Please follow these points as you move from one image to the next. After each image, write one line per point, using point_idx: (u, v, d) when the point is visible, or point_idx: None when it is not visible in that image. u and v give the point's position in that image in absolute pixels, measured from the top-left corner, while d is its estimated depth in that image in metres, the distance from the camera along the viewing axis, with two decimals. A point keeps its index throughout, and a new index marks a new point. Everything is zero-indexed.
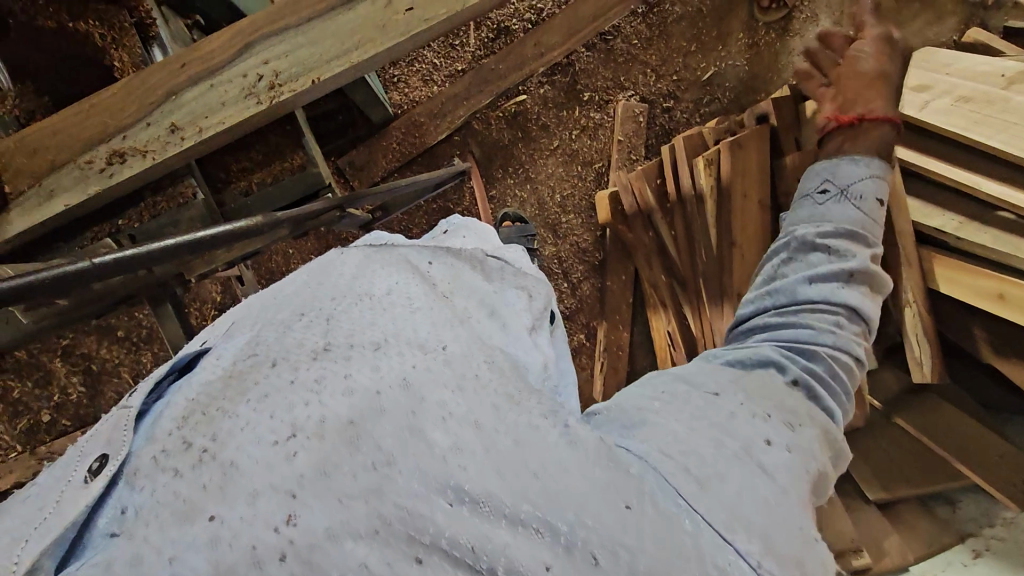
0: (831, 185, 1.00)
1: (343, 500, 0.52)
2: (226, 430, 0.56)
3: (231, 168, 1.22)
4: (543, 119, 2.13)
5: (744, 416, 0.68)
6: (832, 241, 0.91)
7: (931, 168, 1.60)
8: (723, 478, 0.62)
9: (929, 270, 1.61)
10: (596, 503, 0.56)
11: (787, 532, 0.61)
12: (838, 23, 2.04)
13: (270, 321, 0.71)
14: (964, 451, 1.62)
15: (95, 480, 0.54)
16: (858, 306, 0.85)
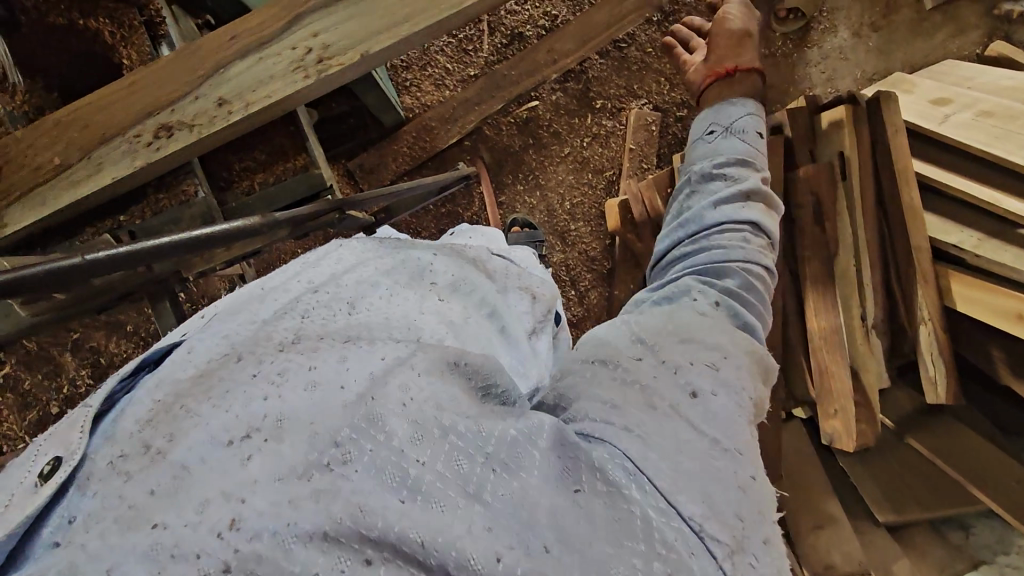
0: (718, 128, 1.09)
1: (291, 500, 0.50)
2: (184, 430, 0.55)
3: (233, 168, 1.23)
4: (554, 126, 2.12)
5: (667, 375, 0.64)
6: (727, 169, 1.00)
7: (953, 183, 1.57)
8: (667, 442, 0.57)
9: (945, 286, 1.56)
10: (546, 496, 0.53)
11: (730, 498, 0.56)
12: (858, 36, 2.14)
13: (244, 312, 0.70)
14: (978, 474, 1.59)
15: (45, 484, 0.51)
16: (758, 221, 0.92)
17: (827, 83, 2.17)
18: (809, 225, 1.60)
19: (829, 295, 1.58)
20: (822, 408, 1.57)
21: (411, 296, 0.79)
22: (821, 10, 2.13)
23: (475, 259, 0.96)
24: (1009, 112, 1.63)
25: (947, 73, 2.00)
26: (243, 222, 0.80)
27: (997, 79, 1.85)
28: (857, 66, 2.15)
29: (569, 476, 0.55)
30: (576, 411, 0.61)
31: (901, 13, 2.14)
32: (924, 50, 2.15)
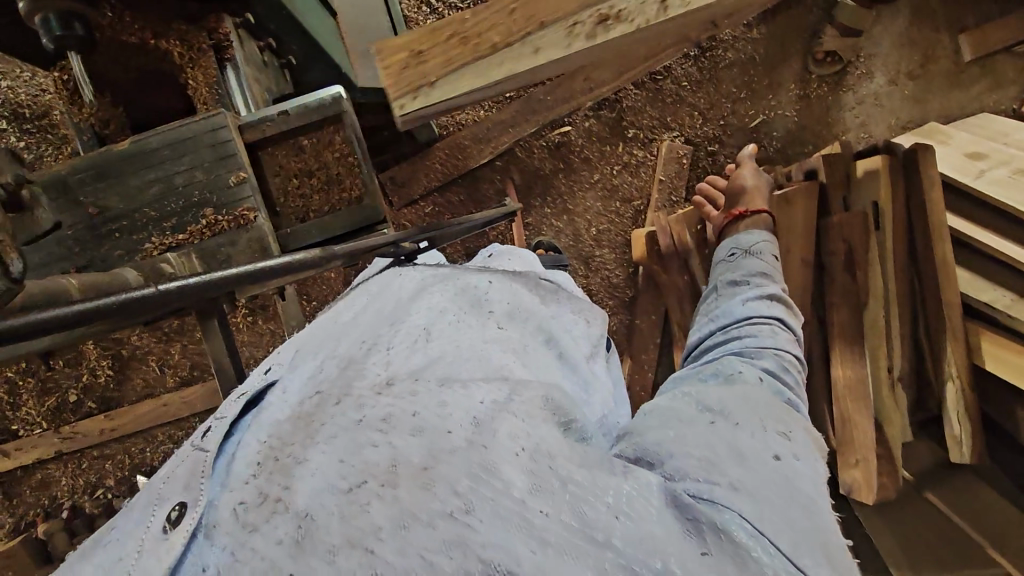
0: (737, 251, 1.29)
1: (422, 552, 0.49)
2: (300, 477, 0.54)
3: (289, 190, 1.13)
4: (585, 153, 2.13)
5: (756, 438, 0.65)
6: (752, 280, 1.13)
7: (984, 241, 1.57)
8: (767, 502, 0.58)
9: (974, 344, 1.54)
10: (670, 549, 0.53)
11: (840, 562, 0.57)
12: (894, 83, 2.14)
13: (331, 354, 0.73)
14: (998, 536, 1.56)
15: (175, 531, 0.53)
16: (782, 318, 1.01)
17: (860, 127, 2.17)
18: (841, 274, 1.59)
19: (857, 344, 1.57)
20: (843, 458, 1.56)
21: (481, 325, 0.81)
22: (858, 55, 2.13)
23: (515, 284, 0.96)
24: None
25: (983, 126, 2.00)
26: (297, 255, 0.80)
27: None
28: (891, 112, 2.15)
29: (691, 533, 0.55)
30: (672, 468, 0.61)
31: (940, 62, 2.14)
32: (961, 101, 2.15)
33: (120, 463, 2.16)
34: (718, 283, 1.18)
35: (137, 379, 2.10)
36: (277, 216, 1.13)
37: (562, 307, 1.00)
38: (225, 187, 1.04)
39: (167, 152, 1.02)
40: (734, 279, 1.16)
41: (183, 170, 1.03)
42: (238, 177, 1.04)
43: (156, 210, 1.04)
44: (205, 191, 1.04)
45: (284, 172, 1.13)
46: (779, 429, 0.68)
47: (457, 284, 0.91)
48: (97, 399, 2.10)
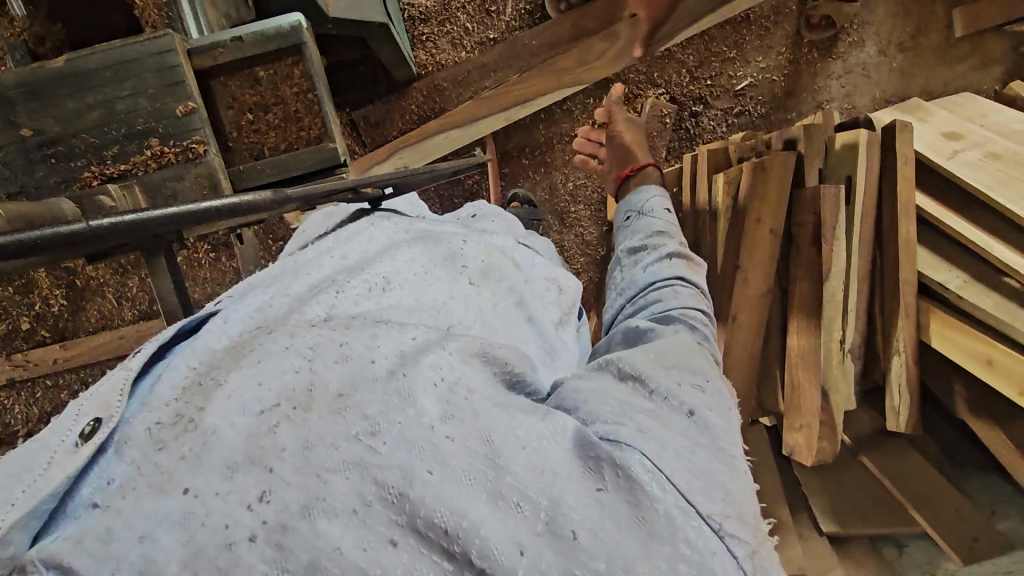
0: (628, 212, 1.26)
1: (319, 473, 0.54)
2: (216, 400, 0.59)
3: (242, 125, 1.08)
4: (567, 104, 2.06)
5: (666, 388, 0.70)
6: (647, 239, 1.15)
7: (948, 222, 1.60)
8: (668, 444, 0.62)
9: (924, 321, 1.59)
10: (567, 483, 0.57)
11: (735, 501, 0.61)
12: (883, 54, 2.11)
13: (284, 289, 0.78)
14: (918, 498, 1.68)
15: (85, 444, 0.56)
16: (680, 274, 1.04)
17: (844, 98, 2.16)
18: (807, 246, 1.60)
19: (814, 314, 1.62)
20: (788, 421, 1.63)
21: (439, 275, 0.87)
22: (852, 22, 2.08)
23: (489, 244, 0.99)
24: (1016, 158, 1.68)
25: (962, 105, 2.00)
26: (253, 198, 0.77)
27: (1009, 120, 1.86)
28: (876, 85, 2.14)
29: (590, 473, 0.59)
30: (583, 415, 0.66)
31: (931, 36, 2.11)
32: (945, 77, 2.14)
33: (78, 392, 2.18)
34: (620, 252, 1.18)
35: (93, 311, 2.11)
36: (229, 150, 1.08)
37: (537, 272, 1.03)
38: (172, 117, 0.99)
39: (109, 75, 0.96)
40: (632, 242, 1.17)
41: (126, 96, 0.97)
42: (186, 107, 0.99)
43: (97, 137, 0.98)
44: (151, 119, 0.98)
45: (237, 105, 1.07)
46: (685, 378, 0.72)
47: (429, 239, 0.95)
48: (50, 328, 2.11)
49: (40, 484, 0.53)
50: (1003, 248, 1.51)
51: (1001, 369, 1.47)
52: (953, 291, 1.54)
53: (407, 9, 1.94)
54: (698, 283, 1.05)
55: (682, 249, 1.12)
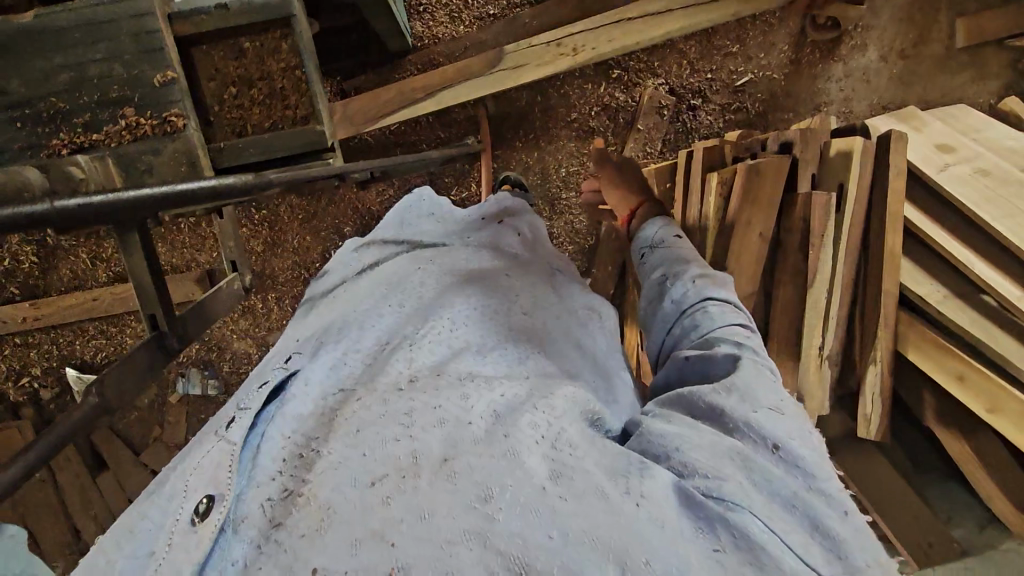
0: (641, 250, 1.33)
1: (448, 543, 0.56)
2: (324, 468, 0.65)
3: (224, 98, 1.32)
4: (565, 88, 2.02)
5: (757, 433, 0.73)
6: (664, 270, 1.20)
7: (936, 237, 1.61)
8: (772, 504, 0.66)
9: (902, 333, 1.61)
10: (687, 549, 0.60)
11: (848, 544, 0.65)
12: (885, 60, 2.10)
13: (357, 348, 0.86)
14: (883, 505, 1.75)
15: (203, 523, 0.60)
16: (709, 293, 1.08)
17: (843, 101, 2.14)
18: (795, 251, 1.60)
19: (796, 320, 1.63)
20: None
21: (503, 329, 0.94)
22: (856, 25, 2.06)
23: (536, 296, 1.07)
24: (1005, 176, 1.70)
25: (956, 117, 2.01)
26: (226, 180, 0.81)
27: (1000, 137, 1.88)
28: (875, 90, 2.13)
29: (709, 534, 0.62)
30: (684, 473, 0.69)
31: (934, 44, 2.10)
32: (943, 88, 2.14)
33: (49, 352, 2.15)
34: (647, 289, 1.23)
35: (64, 269, 2.06)
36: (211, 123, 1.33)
37: (577, 302, 1.16)
38: (150, 85, 1.19)
39: (81, 38, 1.14)
40: (653, 276, 1.23)
41: (97, 57, 1.16)
42: (165, 77, 1.19)
43: (65, 101, 1.16)
44: (125, 87, 1.18)
45: (220, 75, 1.31)
46: (771, 411, 0.77)
47: (483, 289, 1.03)
48: (20, 286, 2.07)
49: (165, 575, 0.57)
50: (982, 266, 1.54)
51: (971, 383, 1.51)
52: (933, 305, 1.56)
53: None
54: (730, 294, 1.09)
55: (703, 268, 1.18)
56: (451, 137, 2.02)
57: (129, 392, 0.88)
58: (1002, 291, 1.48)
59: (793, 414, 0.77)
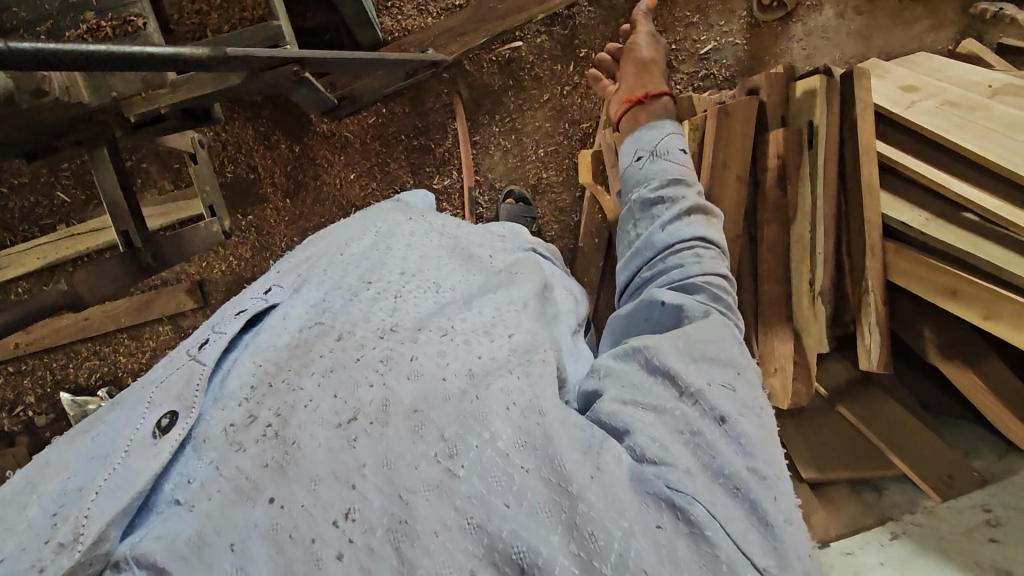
0: (641, 152, 1.26)
1: (403, 493, 0.67)
2: (292, 407, 0.75)
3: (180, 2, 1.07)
4: (536, 70, 2.06)
5: (715, 409, 0.75)
6: (661, 190, 1.16)
7: (912, 164, 1.62)
8: (711, 478, 0.70)
9: (891, 263, 1.62)
10: (620, 493, 0.68)
11: (776, 526, 0.69)
12: (841, 17, 2.17)
13: (338, 289, 0.91)
14: (895, 444, 1.70)
15: (166, 439, 0.71)
16: (701, 234, 1.07)
17: (806, 60, 2.20)
18: (773, 189, 1.63)
19: (783, 259, 1.65)
20: (764, 366, 1.65)
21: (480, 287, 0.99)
22: None
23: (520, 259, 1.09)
24: (970, 103, 1.74)
25: (918, 62, 2.06)
26: (189, 49, 0.72)
27: (963, 73, 1.93)
28: (837, 47, 2.19)
29: (652, 507, 0.68)
30: (633, 440, 0.74)
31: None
32: (903, 39, 2.21)
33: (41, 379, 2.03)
34: (632, 202, 1.20)
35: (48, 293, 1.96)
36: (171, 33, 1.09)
37: (558, 281, 1.23)
38: None
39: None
40: (646, 192, 1.18)
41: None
42: None
43: (29, 11, 0.96)
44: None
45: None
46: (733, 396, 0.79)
47: (461, 251, 1.10)
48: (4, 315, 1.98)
49: (121, 479, 0.68)
50: (961, 185, 1.55)
51: (966, 300, 1.50)
52: (917, 228, 1.57)
53: None
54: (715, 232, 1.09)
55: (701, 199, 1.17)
56: (430, 124, 2.04)
57: (102, 285, 1.16)
58: (983, 204, 1.49)
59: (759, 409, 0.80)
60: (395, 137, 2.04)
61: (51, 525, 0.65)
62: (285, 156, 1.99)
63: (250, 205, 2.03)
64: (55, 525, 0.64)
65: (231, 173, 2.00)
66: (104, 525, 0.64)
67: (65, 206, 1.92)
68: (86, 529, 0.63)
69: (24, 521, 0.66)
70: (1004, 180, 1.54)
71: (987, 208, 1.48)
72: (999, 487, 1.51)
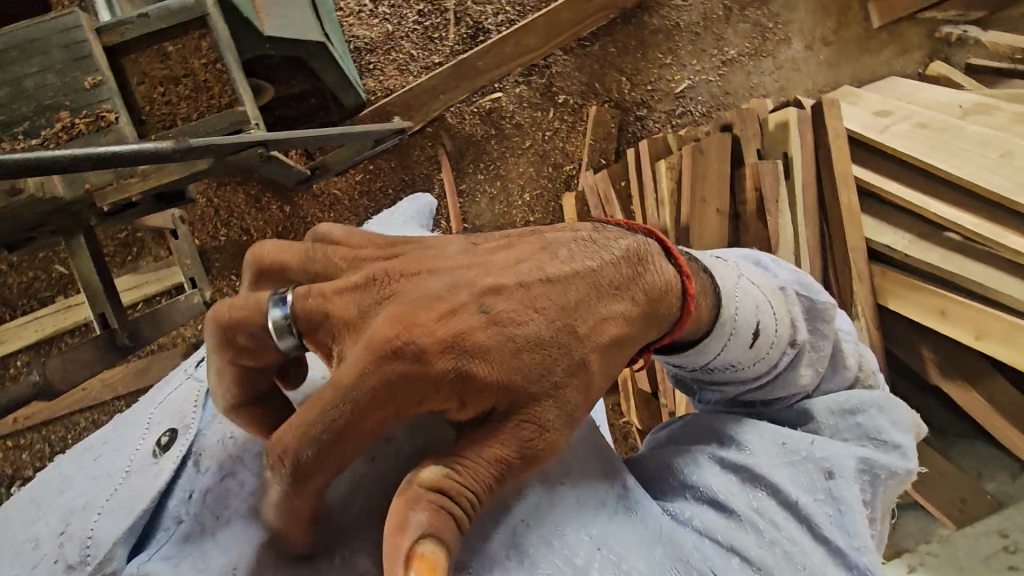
0: (694, 368, 0.89)
1: None
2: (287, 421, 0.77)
3: (153, 99, 1.04)
4: (517, 118, 2.12)
5: (768, 500, 0.82)
6: (760, 391, 0.94)
7: (889, 188, 1.64)
8: (761, 556, 0.76)
9: (879, 285, 1.62)
10: (632, 550, 0.73)
11: None
12: (810, 48, 2.24)
13: None
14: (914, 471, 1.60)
15: (167, 456, 0.75)
16: (825, 392, 0.95)
17: (780, 92, 2.26)
18: (754, 220, 1.65)
19: None
20: None
21: None
22: (776, 22, 2.22)
23: None
24: (942, 124, 1.76)
25: (888, 86, 2.11)
26: (150, 143, 0.72)
27: (933, 95, 1.97)
28: (808, 77, 2.26)
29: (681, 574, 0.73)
30: (686, 518, 0.81)
31: (851, 29, 2.27)
32: (871, 66, 2.28)
33: (38, 453, 1.93)
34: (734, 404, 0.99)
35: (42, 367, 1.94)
36: (142, 124, 1.04)
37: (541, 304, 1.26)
38: (80, 89, 0.93)
39: (15, 54, 0.91)
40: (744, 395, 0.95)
41: (33, 73, 0.92)
42: (94, 79, 0.94)
43: (6, 114, 0.91)
44: (59, 93, 0.93)
45: (149, 79, 1.04)
46: (827, 458, 0.84)
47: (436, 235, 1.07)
48: None
49: (123, 498, 0.72)
50: (940, 205, 1.56)
51: (956, 320, 1.50)
52: (900, 250, 1.58)
53: (352, 41, 1.98)
54: (853, 338, 0.99)
55: (799, 300, 0.96)
56: (416, 176, 2.08)
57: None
58: (963, 224, 1.50)
59: (885, 462, 0.86)
60: (382, 191, 2.07)
61: (57, 544, 0.69)
62: (276, 217, 1.99)
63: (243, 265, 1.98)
64: (62, 544, 0.69)
65: (224, 237, 1.96)
66: (112, 545, 0.68)
67: (63, 277, 1.89)
68: (94, 549, 0.68)
69: (31, 538, 0.71)
70: (980, 197, 1.55)
71: (968, 227, 1.49)
72: (1015, 511, 1.50)
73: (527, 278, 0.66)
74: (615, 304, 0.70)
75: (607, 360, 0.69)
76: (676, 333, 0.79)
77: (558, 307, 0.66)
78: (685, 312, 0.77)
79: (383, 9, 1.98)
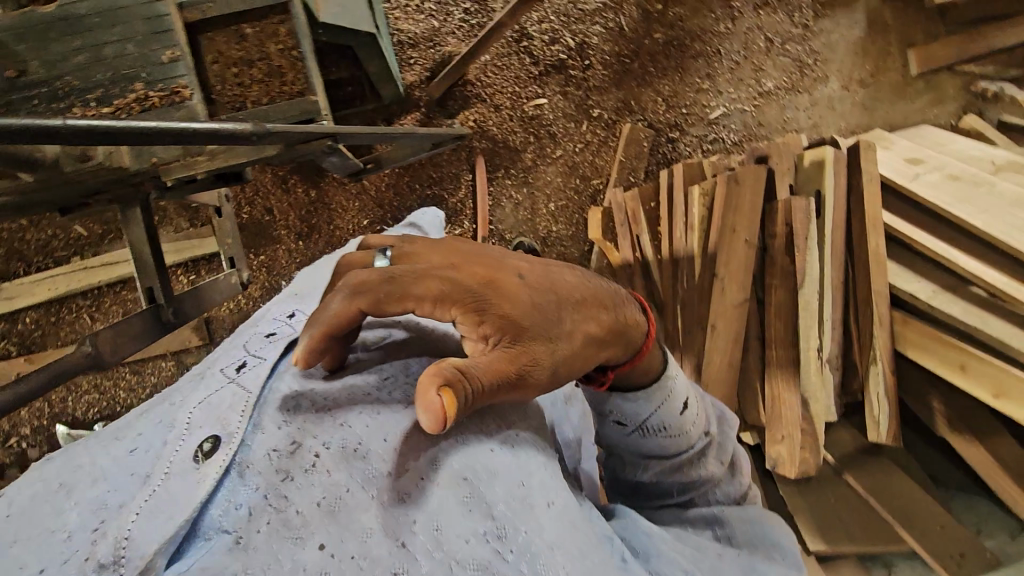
0: (625, 422, 0.88)
1: (456, 559, 0.62)
2: (350, 430, 0.68)
3: (226, 79, 1.05)
4: (552, 127, 2.12)
5: None
6: (674, 472, 0.93)
7: (917, 237, 1.65)
8: None
9: (898, 333, 1.64)
10: None
11: None
12: (846, 89, 2.26)
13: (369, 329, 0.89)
14: (910, 522, 1.63)
15: (212, 462, 0.62)
16: (720, 492, 0.96)
17: (812, 129, 2.27)
18: (781, 255, 1.66)
19: (791, 325, 1.66)
20: (771, 433, 1.66)
21: None
22: (815, 59, 2.23)
23: None
24: (974, 178, 1.77)
25: (922, 135, 2.12)
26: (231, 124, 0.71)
27: (965, 148, 1.98)
28: (842, 117, 2.27)
29: None
30: None
31: (888, 74, 2.28)
32: (905, 112, 2.30)
33: (38, 411, 1.89)
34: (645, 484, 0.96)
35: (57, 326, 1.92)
36: (212, 103, 1.05)
37: None
38: (157, 62, 0.93)
39: (96, 21, 0.91)
40: (655, 474, 0.94)
41: (112, 41, 0.92)
42: (173, 54, 0.94)
43: (80, 79, 0.91)
44: (136, 64, 0.93)
45: (223, 59, 1.05)
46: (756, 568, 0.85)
47: None
48: None
49: (160, 502, 0.60)
50: (968, 260, 1.56)
51: (976, 376, 1.50)
52: (924, 300, 1.59)
53: (396, 34, 1.96)
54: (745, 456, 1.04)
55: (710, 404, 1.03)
56: (443, 174, 2.07)
57: (125, 345, 1.05)
58: (992, 281, 1.49)
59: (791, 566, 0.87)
60: (409, 185, 2.07)
61: (89, 541, 0.57)
62: (301, 200, 1.98)
63: (263, 246, 1.98)
64: (93, 542, 0.57)
65: (247, 215, 1.94)
66: (145, 555, 0.56)
67: (82, 239, 1.86)
68: (128, 553, 0.56)
69: (56, 529, 0.58)
70: (1007, 255, 1.55)
71: (994, 285, 1.49)
72: None
73: (548, 268, 0.74)
74: (601, 313, 0.75)
75: (588, 350, 0.72)
76: (632, 366, 0.82)
77: (566, 296, 0.72)
78: (648, 334, 0.82)
79: (429, 5, 1.98)
